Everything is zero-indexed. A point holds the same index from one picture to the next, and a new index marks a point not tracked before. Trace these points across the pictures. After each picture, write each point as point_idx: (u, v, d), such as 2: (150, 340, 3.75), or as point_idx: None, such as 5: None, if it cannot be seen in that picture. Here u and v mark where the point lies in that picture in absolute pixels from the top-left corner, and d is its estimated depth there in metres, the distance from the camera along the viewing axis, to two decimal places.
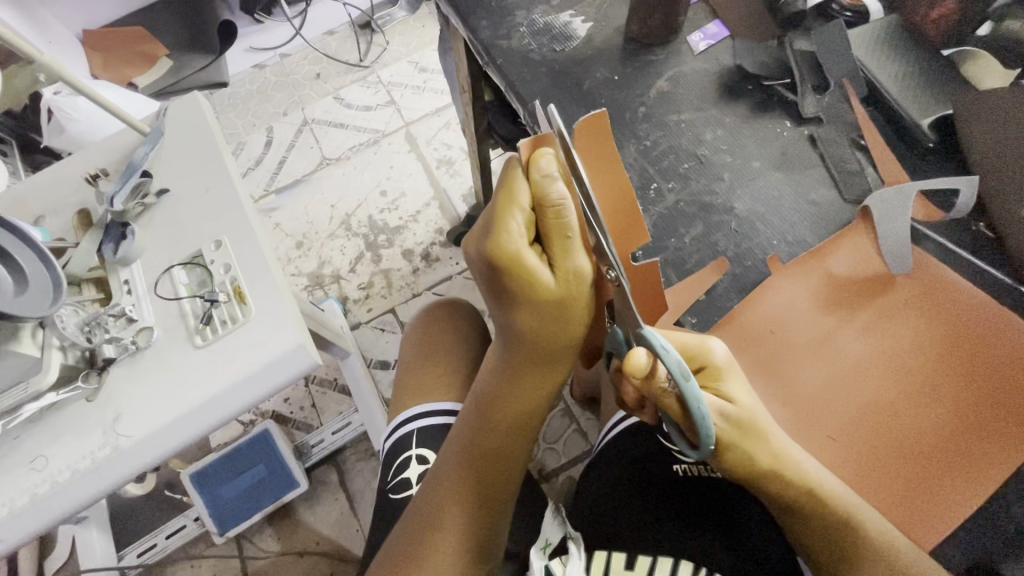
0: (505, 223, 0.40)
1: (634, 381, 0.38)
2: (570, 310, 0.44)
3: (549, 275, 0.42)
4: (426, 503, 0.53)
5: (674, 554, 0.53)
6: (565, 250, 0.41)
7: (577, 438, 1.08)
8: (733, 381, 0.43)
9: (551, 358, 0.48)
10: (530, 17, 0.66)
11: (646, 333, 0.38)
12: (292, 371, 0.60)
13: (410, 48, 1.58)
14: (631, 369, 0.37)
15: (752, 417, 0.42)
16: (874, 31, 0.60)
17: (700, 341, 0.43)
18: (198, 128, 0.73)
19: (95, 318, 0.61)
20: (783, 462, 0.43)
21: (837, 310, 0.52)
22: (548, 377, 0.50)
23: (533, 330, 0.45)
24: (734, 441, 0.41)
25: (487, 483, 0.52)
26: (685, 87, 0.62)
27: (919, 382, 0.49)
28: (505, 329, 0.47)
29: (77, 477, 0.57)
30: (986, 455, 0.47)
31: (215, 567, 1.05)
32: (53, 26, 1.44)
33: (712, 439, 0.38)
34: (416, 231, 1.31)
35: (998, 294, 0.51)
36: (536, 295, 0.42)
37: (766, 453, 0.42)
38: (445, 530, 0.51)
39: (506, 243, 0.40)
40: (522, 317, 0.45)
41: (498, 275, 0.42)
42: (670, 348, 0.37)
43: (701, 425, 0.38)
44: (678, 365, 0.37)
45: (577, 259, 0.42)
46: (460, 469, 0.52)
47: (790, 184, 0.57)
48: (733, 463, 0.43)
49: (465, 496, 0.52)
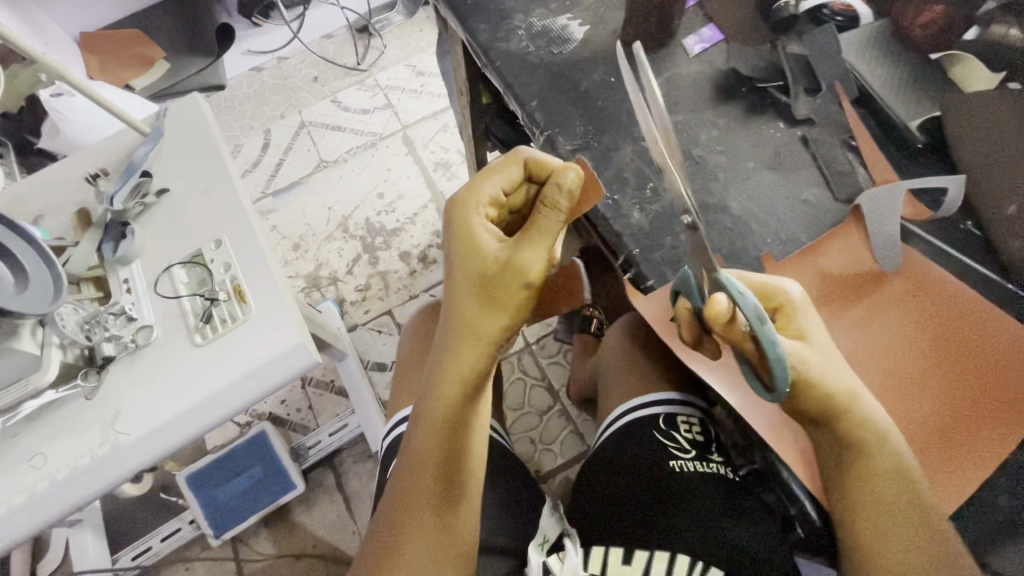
0: (481, 190, 0.51)
1: (717, 326, 0.44)
2: (497, 289, 0.47)
3: (498, 246, 0.48)
4: (396, 510, 0.51)
5: (670, 548, 0.54)
6: (525, 235, 0.47)
7: (574, 440, 1.09)
8: (806, 318, 0.48)
9: (475, 335, 0.48)
10: (528, 20, 0.67)
11: (723, 279, 0.43)
12: (292, 368, 0.61)
13: (407, 52, 1.60)
14: (715, 313, 0.42)
15: (825, 355, 0.47)
16: (863, 36, 0.62)
17: (776, 282, 0.49)
18: (198, 127, 0.73)
19: (95, 317, 0.62)
20: (854, 403, 0.46)
21: (826, 307, 0.53)
22: (473, 360, 0.48)
23: (462, 302, 0.48)
24: (815, 375, 0.45)
25: (443, 474, 0.49)
26: (680, 89, 0.63)
27: (910, 373, 0.50)
28: (447, 307, 0.50)
29: (75, 475, 0.57)
30: (983, 445, 0.47)
31: (211, 569, 1.05)
32: (50, 27, 1.44)
33: (787, 376, 0.42)
34: (413, 233, 1.32)
35: (988, 290, 0.52)
36: (473, 256, 0.48)
37: (842, 388, 0.46)
38: (414, 537, 0.49)
39: (476, 201, 0.50)
40: (455, 280, 0.49)
41: (454, 231, 0.50)
42: (747, 294, 0.43)
43: (775, 363, 0.42)
44: (754, 310, 0.42)
45: (527, 250, 0.47)
46: (423, 451, 0.49)
47: (783, 184, 0.58)
48: (811, 402, 0.46)
49: (431, 486, 0.49)
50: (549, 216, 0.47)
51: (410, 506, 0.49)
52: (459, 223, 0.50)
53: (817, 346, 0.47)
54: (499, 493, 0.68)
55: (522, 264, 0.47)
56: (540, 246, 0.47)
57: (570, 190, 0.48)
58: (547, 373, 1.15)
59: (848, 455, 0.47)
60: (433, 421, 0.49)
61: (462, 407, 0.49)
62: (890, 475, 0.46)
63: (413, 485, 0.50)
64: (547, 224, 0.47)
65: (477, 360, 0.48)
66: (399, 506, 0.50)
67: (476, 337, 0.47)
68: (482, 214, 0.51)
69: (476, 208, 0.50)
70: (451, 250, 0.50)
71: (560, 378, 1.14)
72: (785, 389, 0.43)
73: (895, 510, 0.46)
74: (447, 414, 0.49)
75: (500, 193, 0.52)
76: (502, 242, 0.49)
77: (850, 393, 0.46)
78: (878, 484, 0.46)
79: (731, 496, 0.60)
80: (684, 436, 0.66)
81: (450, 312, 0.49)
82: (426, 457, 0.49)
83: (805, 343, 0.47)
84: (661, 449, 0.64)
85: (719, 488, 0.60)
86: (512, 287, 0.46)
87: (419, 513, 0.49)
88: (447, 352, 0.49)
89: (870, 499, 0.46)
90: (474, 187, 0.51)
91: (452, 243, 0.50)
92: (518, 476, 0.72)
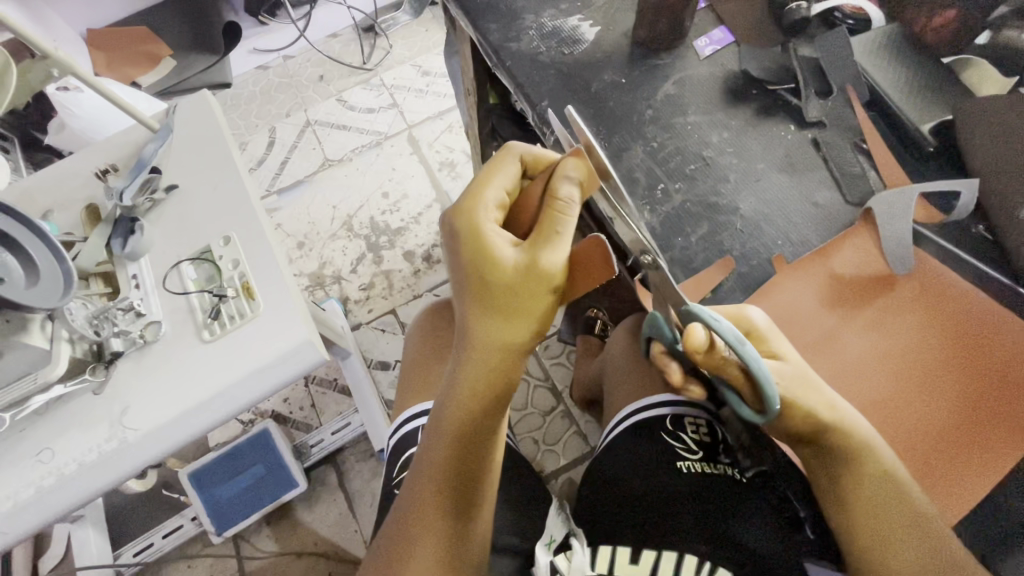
0: (484, 192, 0.50)
1: (698, 356, 0.44)
2: (519, 297, 0.46)
3: (512, 251, 0.47)
4: (407, 511, 0.50)
5: (679, 550, 0.54)
6: (542, 236, 0.47)
7: (577, 441, 1.08)
8: (775, 340, 0.48)
9: (497, 344, 0.47)
10: (539, 20, 0.67)
11: (695, 309, 0.43)
12: (300, 366, 0.61)
13: (413, 52, 1.60)
14: (693, 345, 0.43)
15: (803, 373, 0.47)
16: (875, 39, 0.62)
17: (737, 307, 0.49)
18: (208, 124, 0.74)
19: (104, 311, 0.62)
20: (839, 414, 0.46)
21: (840, 308, 0.53)
22: (496, 368, 0.48)
23: (481, 311, 0.47)
24: (797, 395, 0.45)
25: (464, 476, 0.50)
26: (692, 91, 0.63)
27: (923, 376, 0.50)
28: (464, 317, 0.48)
29: (82, 470, 0.57)
30: (988, 448, 0.48)
31: (212, 567, 1.05)
32: (57, 24, 1.44)
33: (778, 400, 0.44)
34: (417, 233, 1.32)
35: (998, 293, 0.52)
36: (489, 261, 0.47)
37: (824, 406, 0.46)
38: (426, 542, 0.49)
39: (483, 204, 0.50)
40: (472, 288, 0.47)
41: (462, 235, 0.49)
42: (720, 319, 0.43)
43: (765, 385, 0.43)
44: (732, 333, 0.43)
45: (548, 251, 0.46)
46: (439, 454, 0.50)
47: (794, 186, 0.58)
48: (798, 421, 0.46)
49: (444, 490, 0.49)
50: (567, 215, 0.47)
51: (424, 506, 0.50)
52: (468, 228, 0.49)
53: (794, 364, 0.47)
54: (505, 493, 0.68)
55: (540, 267, 0.46)
56: (559, 246, 0.46)
57: (581, 185, 0.48)
58: (550, 374, 1.15)
59: (844, 461, 0.47)
60: (451, 425, 0.49)
61: (480, 414, 0.49)
62: (890, 473, 0.47)
63: (429, 487, 0.50)
64: (565, 224, 0.47)
65: (500, 368, 0.48)
66: (412, 507, 0.50)
67: (500, 345, 0.47)
68: (490, 216, 0.50)
69: (484, 211, 0.50)
70: (463, 257, 0.48)
71: (564, 378, 1.14)
72: (778, 410, 0.44)
73: (895, 508, 0.46)
74: (465, 420, 0.49)
75: (504, 194, 0.52)
76: (517, 245, 0.48)
77: (836, 406, 0.46)
78: (876, 483, 0.47)
79: (736, 496, 0.60)
80: (691, 437, 0.66)
81: (467, 321, 0.48)
82: (442, 460, 0.50)
83: (780, 361, 0.47)
84: (668, 450, 0.65)
85: (725, 490, 0.60)
86: (534, 292, 0.46)
87: (436, 513, 0.49)
88: (466, 361, 0.48)
89: (867, 498, 0.47)
90: (478, 190, 0.51)
91: (463, 249, 0.48)
92: (523, 475, 0.72)
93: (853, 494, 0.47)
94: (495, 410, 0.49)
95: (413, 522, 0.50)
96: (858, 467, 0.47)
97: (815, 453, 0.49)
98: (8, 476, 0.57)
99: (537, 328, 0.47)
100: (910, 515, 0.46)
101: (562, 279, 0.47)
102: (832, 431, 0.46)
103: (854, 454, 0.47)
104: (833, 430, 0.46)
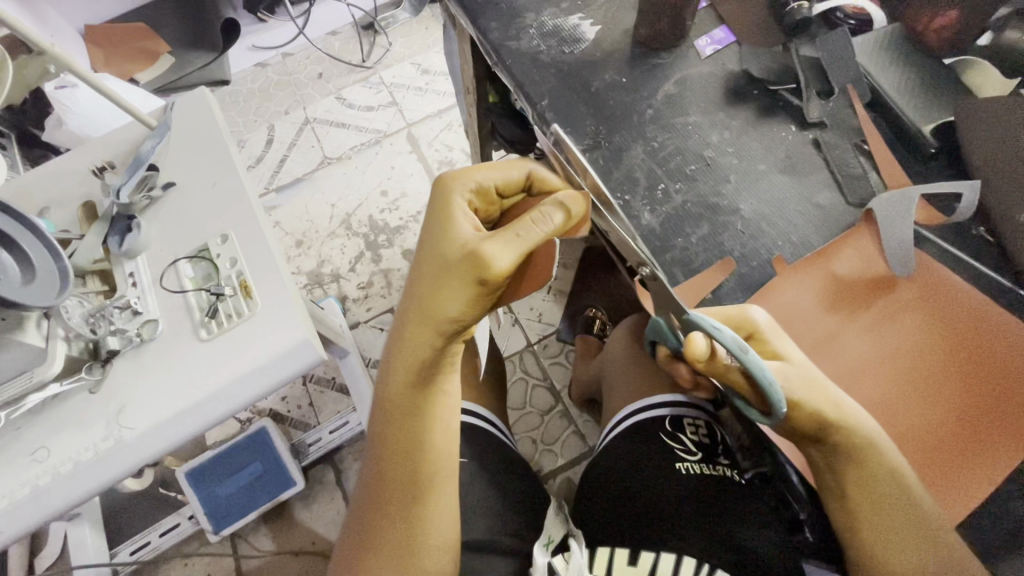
0: (471, 173, 0.51)
1: (699, 365, 0.45)
2: (450, 274, 0.45)
3: (468, 236, 0.47)
4: (370, 497, 0.52)
5: (675, 550, 0.54)
6: (499, 233, 0.45)
7: (575, 440, 1.08)
8: (779, 340, 0.49)
9: (428, 319, 0.47)
10: (539, 19, 0.67)
11: (696, 319, 0.44)
12: (296, 367, 0.60)
13: (413, 50, 1.59)
14: (693, 353, 0.44)
15: (806, 371, 0.47)
16: (878, 39, 0.62)
17: (741, 310, 0.50)
18: (204, 121, 0.73)
19: (100, 310, 0.61)
20: (846, 413, 0.46)
21: (840, 309, 0.54)
22: (416, 339, 0.48)
23: (420, 280, 0.48)
24: (802, 393, 0.45)
25: (410, 461, 0.50)
26: (692, 90, 0.63)
27: (922, 379, 0.51)
28: (409, 289, 0.49)
29: (78, 469, 0.56)
30: (991, 450, 0.49)
31: (209, 565, 1.05)
32: (54, 19, 1.42)
33: (783, 402, 0.44)
34: (416, 232, 1.32)
35: (996, 294, 0.52)
36: (447, 239, 0.47)
37: (830, 404, 0.45)
38: (389, 528, 0.51)
39: (463, 185, 0.50)
40: (424, 260, 0.48)
41: (437, 210, 0.50)
42: (721, 328, 0.44)
43: (770, 391, 0.43)
44: (733, 340, 0.43)
45: (492, 243, 0.44)
46: (389, 436, 0.50)
47: (795, 187, 0.58)
48: (805, 422, 0.46)
49: (395, 476, 0.50)
50: (534, 226, 0.45)
51: (391, 494, 0.51)
52: (442, 204, 0.50)
53: (796, 363, 0.47)
54: (502, 490, 0.68)
55: (480, 257, 0.44)
56: (510, 245, 0.45)
57: (569, 216, 0.46)
58: (549, 374, 1.14)
59: (850, 458, 0.47)
60: (389, 405, 0.50)
61: (409, 390, 0.49)
62: (902, 471, 0.47)
63: (384, 471, 0.51)
64: (529, 231, 0.45)
65: (423, 346, 0.48)
66: (377, 496, 0.51)
67: (424, 319, 0.47)
68: (465, 199, 0.51)
69: (460, 192, 0.50)
70: (427, 232, 0.49)
71: (562, 378, 1.14)
72: (783, 412, 0.44)
73: (900, 510, 0.46)
74: (397, 395, 0.50)
75: (491, 187, 0.52)
76: (476, 232, 0.48)
77: (845, 405, 0.46)
78: (881, 480, 0.46)
79: (734, 499, 0.60)
80: (690, 438, 0.66)
81: (410, 292, 0.49)
82: (394, 448, 0.50)
83: (785, 362, 0.47)
84: (667, 450, 0.65)
85: (725, 492, 0.60)
86: (463, 273, 0.45)
87: (398, 500, 0.50)
88: (402, 333, 0.49)
89: (878, 497, 0.46)
90: (470, 170, 0.51)
91: (431, 224, 0.50)
92: (521, 475, 0.71)
93: (860, 492, 0.47)
94: (422, 385, 0.49)
95: (376, 504, 0.51)
96: (868, 466, 0.46)
97: (822, 451, 0.48)
98: (3, 474, 0.56)
99: (464, 313, 0.46)
100: (910, 516, 0.46)
101: (500, 277, 0.44)
102: (837, 430, 0.46)
103: (859, 455, 0.46)
104: (839, 429, 0.46)
